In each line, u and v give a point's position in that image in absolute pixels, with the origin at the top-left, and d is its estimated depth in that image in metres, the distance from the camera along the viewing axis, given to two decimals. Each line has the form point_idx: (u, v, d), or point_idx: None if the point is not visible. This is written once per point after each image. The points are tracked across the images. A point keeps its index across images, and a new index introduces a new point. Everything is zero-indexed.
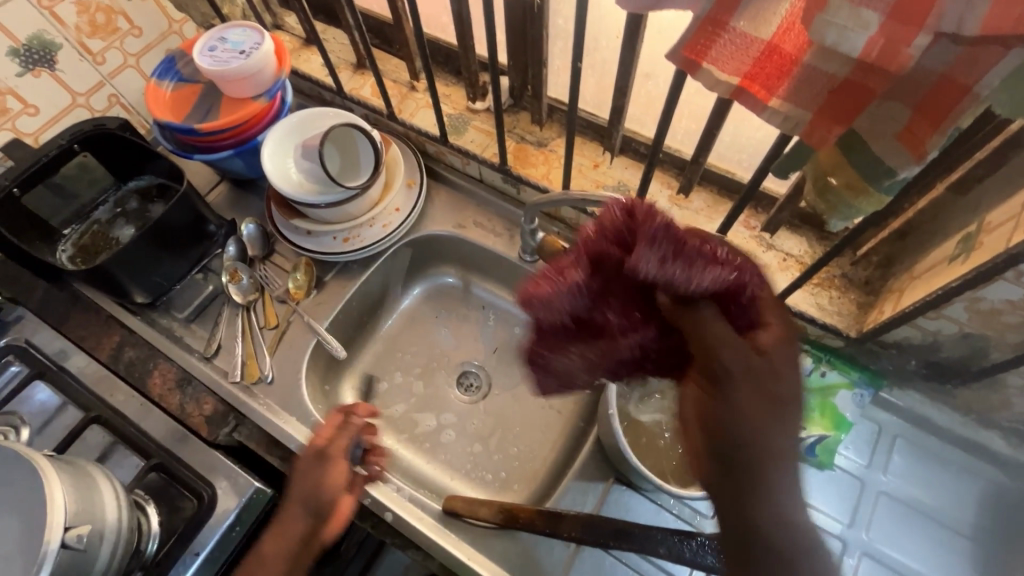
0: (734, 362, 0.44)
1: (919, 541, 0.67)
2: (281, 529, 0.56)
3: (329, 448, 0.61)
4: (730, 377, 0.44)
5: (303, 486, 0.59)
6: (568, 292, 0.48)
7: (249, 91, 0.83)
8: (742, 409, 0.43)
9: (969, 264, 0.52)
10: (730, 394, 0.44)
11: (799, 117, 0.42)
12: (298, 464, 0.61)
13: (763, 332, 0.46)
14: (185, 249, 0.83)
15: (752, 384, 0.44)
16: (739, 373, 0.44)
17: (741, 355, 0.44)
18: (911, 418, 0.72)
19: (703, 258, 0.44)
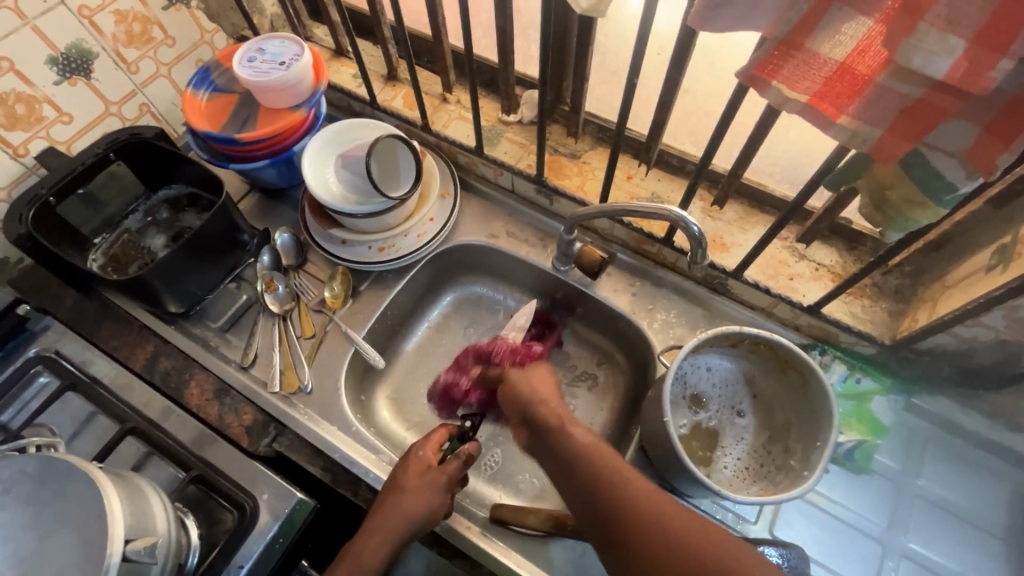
0: (525, 394, 0.62)
1: (955, 543, 0.69)
2: (378, 541, 0.61)
3: (432, 471, 0.65)
4: (530, 415, 0.59)
5: (404, 504, 0.63)
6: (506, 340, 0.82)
7: (288, 102, 0.83)
8: (526, 409, 0.60)
9: (1009, 273, 0.55)
10: (518, 390, 0.63)
11: (867, 134, 0.44)
12: (407, 475, 0.65)
13: (540, 369, 0.66)
14: (218, 258, 0.82)
15: (526, 381, 0.64)
16: (516, 374, 0.65)
17: (525, 381, 0.64)
18: (940, 423, 0.74)
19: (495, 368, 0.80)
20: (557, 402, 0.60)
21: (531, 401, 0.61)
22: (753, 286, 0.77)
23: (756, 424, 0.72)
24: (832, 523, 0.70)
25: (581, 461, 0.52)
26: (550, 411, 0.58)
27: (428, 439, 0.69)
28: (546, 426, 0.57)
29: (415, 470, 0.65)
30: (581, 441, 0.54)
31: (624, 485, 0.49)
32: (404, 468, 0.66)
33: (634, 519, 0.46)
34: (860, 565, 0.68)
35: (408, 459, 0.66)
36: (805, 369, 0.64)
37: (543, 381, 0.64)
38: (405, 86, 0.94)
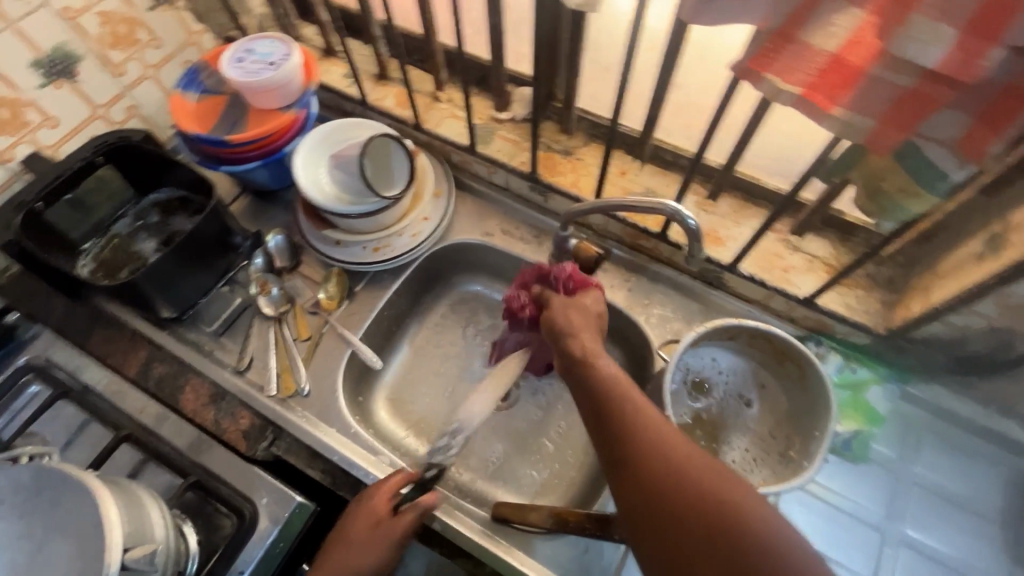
0: (559, 319, 0.62)
1: (953, 529, 0.70)
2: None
3: (381, 524, 0.64)
4: (561, 340, 0.59)
5: (349, 557, 0.64)
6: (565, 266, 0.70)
7: (278, 102, 0.82)
8: (562, 339, 0.59)
9: (1000, 261, 0.56)
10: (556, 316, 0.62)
11: (860, 125, 0.44)
12: (354, 527, 0.65)
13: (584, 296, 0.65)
14: (211, 261, 0.81)
15: (564, 309, 0.62)
16: (556, 305, 0.63)
17: (565, 306, 0.63)
18: (935, 411, 0.75)
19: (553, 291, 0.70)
20: (590, 334, 0.59)
21: (564, 329, 0.60)
22: (749, 279, 0.77)
23: (764, 414, 0.71)
24: (832, 513, 0.71)
25: (604, 387, 0.52)
26: (582, 345, 0.57)
27: (382, 486, 0.68)
28: (572, 356, 0.56)
29: (362, 523, 0.64)
30: (606, 372, 0.53)
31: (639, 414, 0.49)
32: (354, 518, 0.65)
33: (648, 445, 0.46)
34: (859, 552, 0.69)
35: (360, 506, 0.66)
36: (802, 361, 0.65)
37: (586, 310, 0.63)
38: (396, 85, 0.94)
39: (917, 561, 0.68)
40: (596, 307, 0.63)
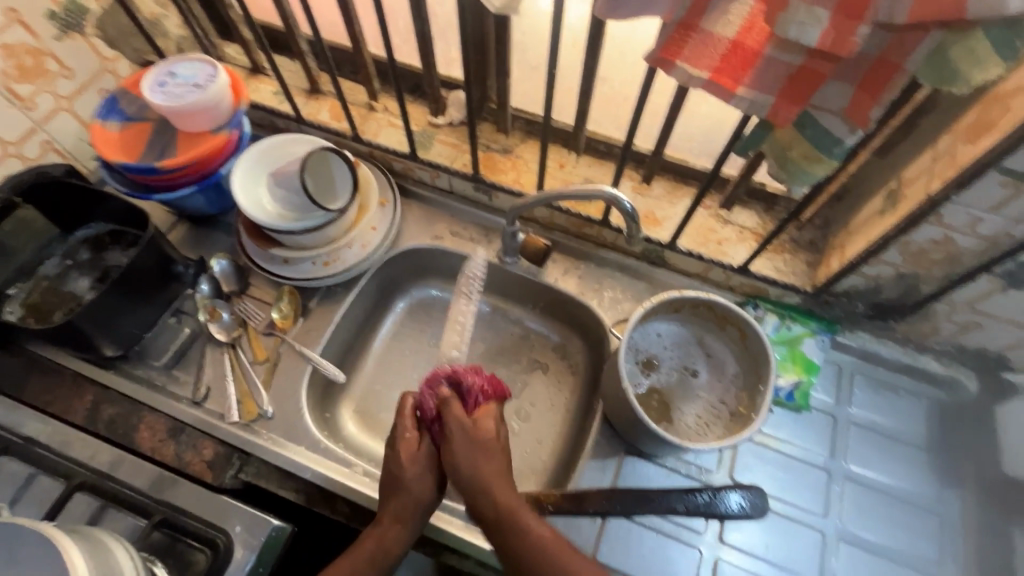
0: (473, 471, 0.62)
1: (889, 460, 0.77)
2: (395, 527, 0.60)
3: (422, 448, 0.65)
4: (475, 497, 0.61)
5: (409, 488, 0.62)
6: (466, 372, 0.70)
7: (207, 124, 0.81)
8: (478, 493, 0.61)
9: (898, 213, 0.63)
10: (462, 458, 0.63)
11: (762, 102, 0.49)
12: (403, 466, 0.63)
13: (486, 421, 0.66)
14: (153, 293, 0.79)
15: (483, 445, 0.63)
16: (458, 440, 0.63)
17: (470, 447, 0.63)
18: (863, 355, 0.82)
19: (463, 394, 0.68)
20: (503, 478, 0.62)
21: (485, 490, 0.61)
22: (687, 255, 0.82)
23: (711, 380, 0.75)
24: (781, 460, 0.77)
25: (538, 564, 0.56)
26: (500, 499, 0.60)
27: (403, 421, 0.66)
28: (494, 518, 0.59)
29: (408, 458, 0.64)
30: (534, 532, 0.58)
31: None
32: (393, 457, 0.64)
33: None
34: (810, 493, 0.75)
35: (396, 447, 0.64)
36: (742, 324, 0.70)
37: (495, 452, 0.64)
38: (329, 98, 0.94)
39: (862, 493, 0.75)
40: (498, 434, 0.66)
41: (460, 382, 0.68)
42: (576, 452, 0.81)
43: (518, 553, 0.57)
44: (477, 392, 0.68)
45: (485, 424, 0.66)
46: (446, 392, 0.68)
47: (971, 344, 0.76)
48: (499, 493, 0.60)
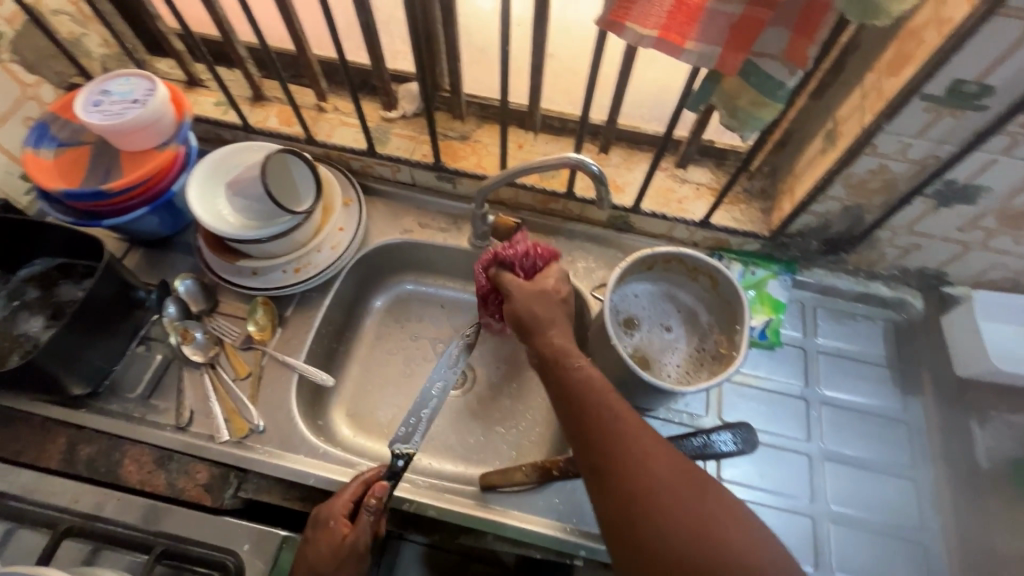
0: (535, 315, 0.65)
1: (858, 381, 0.83)
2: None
3: (348, 539, 0.63)
4: (531, 332, 0.65)
5: None
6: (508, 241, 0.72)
7: (152, 141, 0.77)
8: (533, 335, 0.65)
9: (837, 150, 0.68)
10: (519, 306, 0.66)
11: (710, 53, 0.52)
12: (320, 558, 0.62)
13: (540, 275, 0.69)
14: (116, 324, 0.75)
15: (540, 300, 0.67)
16: (517, 296, 0.67)
17: (525, 292, 0.67)
18: (821, 290, 0.88)
19: (509, 263, 0.71)
20: (558, 326, 0.64)
21: (544, 332, 0.64)
22: (651, 216, 0.85)
23: (688, 332, 0.79)
24: (762, 395, 0.81)
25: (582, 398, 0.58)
26: (553, 342, 0.63)
27: (337, 503, 0.65)
28: (546, 357, 0.62)
29: (329, 549, 0.62)
30: (583, 375, 0.59)
31: (611, 413, 0.56)
32: (314, 543, 0.63)
33: (619, 436, 0.54)
34: (792, 422, 0.80)
35: (320, 534, 0.63)
36: (713, 272, 0.75)
37: (553, 305, 0.67)
38: (275, 104, 0.92)
39: (838, 414, 0.81)
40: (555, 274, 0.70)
41: (501, 258, 0.71)
42: None
43: (565, 386, 0.59)
44: (524, 260, 0.70)
45: (542, 281, 0.69)
46: (496, 268, 0.71)
47: (913, 265, 0.83)
48: (557, 340, 0.63)
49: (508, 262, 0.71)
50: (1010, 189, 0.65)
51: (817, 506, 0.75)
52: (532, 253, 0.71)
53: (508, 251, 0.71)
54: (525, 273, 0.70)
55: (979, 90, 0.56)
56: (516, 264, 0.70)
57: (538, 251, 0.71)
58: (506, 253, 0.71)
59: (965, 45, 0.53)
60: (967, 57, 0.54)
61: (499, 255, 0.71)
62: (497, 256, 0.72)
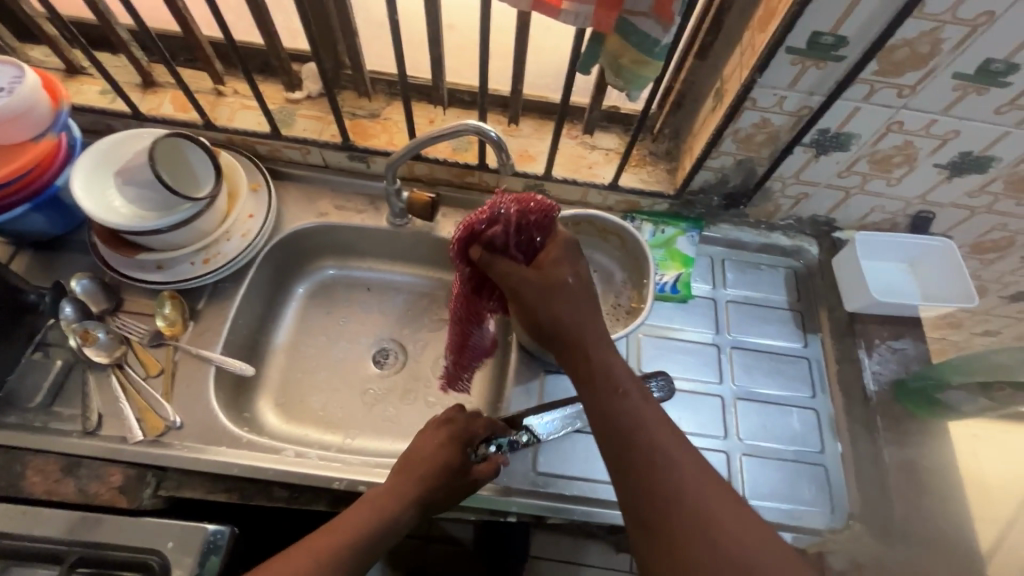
0: (561, 318, 0.57)
1: (765, 325, 0.89)
2: (370, 512, 0.59)
3: (466, 473, 0.66)
4: (563, 339, 0.57)
5: (420, 482, 0.62)
6: (492, 209, 0.64)
7: (27, 132, 0.71)
8: (567, 340, 0.57)
9: (724, 106, 0.73)
10: (535, 303, 0.58)
11: (585, 12, 0.54)
12: (437, 459, 0.63)
13: (545, 254, 0.61)
14: (3, 331, 0.70)
15: (555, 295, 0.58)
16: (527, 291, 0.59)
17: (537, 283, 0.58)
18: (728, 243, 0.93)
19: (499, 243, 0.63)
20: (592, 328, 0.57)
21: (583, 347, 0.56)
22: (564, 182, 0.88)
23: (602, 288, 0.83)
24: (679, 346, 0.86)
25: (632, 436, 0.52)
26: (590, 353, 0.56)
27: (477, 424, 0.69)
28: (584, 375, 0.56)
29: (445, 463, 0.63)
30: (635, 408, 0.53)
31: (667, 462, 0.50)
32: (447, 444, 0.65)
33: (673, 488, 0.49)
34: (707, 368, 0.85)
35: (450, 437, 0.66)
36: (620, 232, 0.79)
37: (579, 298, 0.58)
38: (168, 90, 0.87)
39: (748, 356, 0.87)
40: (568, 251, 0.60)
41: (485, 237, 0.63)
42: (500, 383, 0.85)
43: (611, 417, 0.53)
44: (516, 234, 0.63)
45: (544, 261, 0.61)
46: (485, 252, 0.63)
47: (805, 213, 0.89)
48: (600, 357, 0.56)
49: (496, 240, 0.63)
50: (875, 135, 0.72)
51: (731, 442, 0.80)
52: (525, 224, 0.63)
53: (494, 227, 0.63)
54: (522, 254, 0.63)
55: (835, 41, 0.61)
56: (511, 242, 0.63)
57: (530, 219, 0.63)
58: (491, 229, 0.63)
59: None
60: (819, 11, 0.59)
61: (485, 233, 0.63)
62: (483, 235, 0.63)
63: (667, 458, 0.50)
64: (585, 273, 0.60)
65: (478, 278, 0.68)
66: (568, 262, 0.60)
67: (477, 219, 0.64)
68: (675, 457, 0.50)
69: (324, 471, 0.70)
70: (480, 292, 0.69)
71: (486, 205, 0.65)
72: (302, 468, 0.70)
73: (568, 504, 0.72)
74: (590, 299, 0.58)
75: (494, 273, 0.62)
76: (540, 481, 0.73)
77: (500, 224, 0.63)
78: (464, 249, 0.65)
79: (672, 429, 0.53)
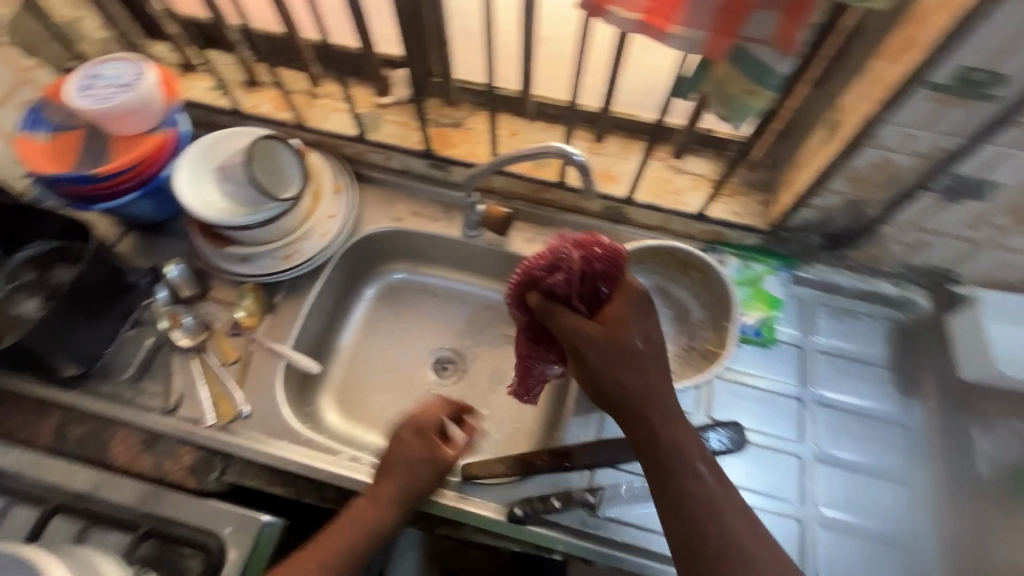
0: (626, 388, 0.57)
1: (859, 383, 0.80)
2: (366, 518, 0.65)
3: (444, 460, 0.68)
4: (628, 409, 0.57)
5: (404, 481, 0.66)
6: (552, 256, 0.62)
7: (144, 125, 0.78)
8: (632, 410, 0.57)
9: (838, 142, 0.66)
10: (603, 369, 0.57)
11: (694, 37, 0.50)
12: (415, 454, 0.67)
13: (611, 311, 0.59)
14: (107, 306, 0.76)
15: (617, 358, 0.57)
16: (591, 353, 0.57)
17: (604, 347, 0.57)
18: (824, 286, 0.85)
19: (558, 292, 0.61)
20: (658, 399, 0.57)
21: (649, 421, 0.57)
22: (646, 207, 0.83)
23: (676, 326, 0.79)
24: (756, 395, 0.79)
25: (701, 517, 0.54)
26: (657, 425, 0.57)
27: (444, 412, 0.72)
28: (651, 449, 0.56)
29: (422, 457, 0.67)
30: (703, 489, 0.55)
31: (734, 545, 0.53)
32: (421, 438, 0.69)
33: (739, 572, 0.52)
34: (785, 422, 0.78)
35: (420, 437, 0.69)
36: (704, 266, 0.74)
37: (648, 365, 0.57)
38: (268, 89, 0.92)
39: (834, 415, 0.79)
40: (636, 312, 0.59)
41: (545, 284, 0.61)
42: (557, 409, 0.82)
43: (680, 497, 0.55)
44: (579, 283, 0.60)
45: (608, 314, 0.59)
46: (543, 299, 0.61)
47: (920, 262, 0.79)
48: (665, 432, 0.57)
49: (557, 288, 0.61)
50: None
51: (806, 509, 0.73)
52: (588, 273, 0.60)
53: (553, 275, 0.61)
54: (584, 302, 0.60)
55: (989, 79, 0.53)
56: (570, 291, 0.61)
57: (594, 268, 0.60)
58: (551, 276, 0.61)
59: (973, 29, 0.49)
60: (974, 44, 0.51)
61: (544, 281, 0.61)
62: (541, 282, 0.62)
63: (735, 541, 0.53)
64: (653, 335, 0.59)
65: (535, 325, 0.66)
66: (635, 324, 0.58)
67: (537, 266, 0.62)
68: (742, 539, 0.53)
69: None
70: (538, 339, 0.67)
71: (547, 250, 0.63)
72: (354, 473, 0.71)
73: (617, 552, 0.68)
74: (658, 368, 0.58)
75: (553, 324, 0.60)
76: (591, 523, 0.69)
77: (561, 271, 0.61)
78: (521, 296, 0.64)
79: (737, 510, 0.55)
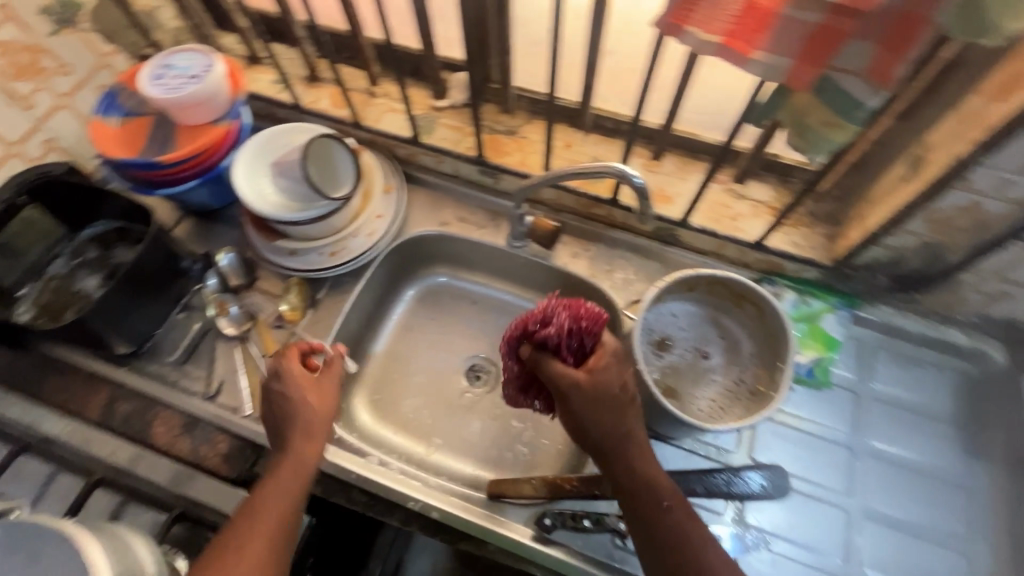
0: (606, 433, 0.55)
1: (917, 437, 0.75)
2: (290, 486, 0.59)
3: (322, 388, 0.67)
4: (608, 455, 0.56)
5: (302, 425, 0.63)
6: (544, 310, 0.60)
7: (209, 116, 0.80)
8: (611, 453, 0.56)
9: (921, 181, 0.61)
10: (584, 418, 0.55)
11: (778, 64, 0.47)
12: (297, 403, 0.64)
13: (593, 362, 0.56)
14: (161, 290, 0.78)
15: (600, 407, 0.55)
16: (575, 404, 0.55)
17: (585, 399, 0.55)
18: (887, 330, 0.79)
19: (547, 347, 0.58)
20: (637, 440, 0.56)
21: (627, 460, 0.56)
22: (701, 231, 0.80)
23: (727, 360, 0.74)
24: (803, 439, 0.75)
25: (678, 551, 0.53)
26: (636, 465, 0.56)
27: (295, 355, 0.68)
28: (629, 489, 0.55)
29: (309, 402, 0.65)
30: (680, 522, 0.54)
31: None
32: (290, 386, 0.65)
33: None
34: (831, 471, 0.73)
35: (286, 385, 0.65)
36: (758, 300, 0.70)
37: (628, 411, 0.56)
38: (328, 85, 0.92)
39: (886, 469, 0.73)
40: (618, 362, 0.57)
41: (535, 336, 0.59)
42: None
43: (659, 535, 0.54)
44: (567, 338, 0.58)
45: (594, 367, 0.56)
46: (535, 352, 0.59)
47: (998, 314, 0.72)
48: (642, 471, 0.56)
49: (548, 342, 0.58)
50: None
51: (850, 568, 0.68)
52: (577, 329, 0.58)
53: (545, 329, 0.58)
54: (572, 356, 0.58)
55: None
56: (557, 348, 0.58)
57: (583, 324, 0.57)
58: (542, 330, 0.59)
59: None
60: None
61: (535, 334, 0.59)
62: (531, 336, 0.60)
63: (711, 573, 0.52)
64: (631, 381, 0.57)
65: (529, 376, 0.64)
66: (617, 374, 0.56)
67: (529, 319, 0.60)
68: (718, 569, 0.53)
69: (403, 488, 0.70)
70: (534, 390, 0.65)
71: (540, 305, 0.61)
72: (381, 477, 0.71)
73: None
74: (634, 412, 0.56)
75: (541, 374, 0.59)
76: (616, 555, 0.67)
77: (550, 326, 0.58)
78: (514, 348, 0.62)
79: (711, 540, 0.54)
